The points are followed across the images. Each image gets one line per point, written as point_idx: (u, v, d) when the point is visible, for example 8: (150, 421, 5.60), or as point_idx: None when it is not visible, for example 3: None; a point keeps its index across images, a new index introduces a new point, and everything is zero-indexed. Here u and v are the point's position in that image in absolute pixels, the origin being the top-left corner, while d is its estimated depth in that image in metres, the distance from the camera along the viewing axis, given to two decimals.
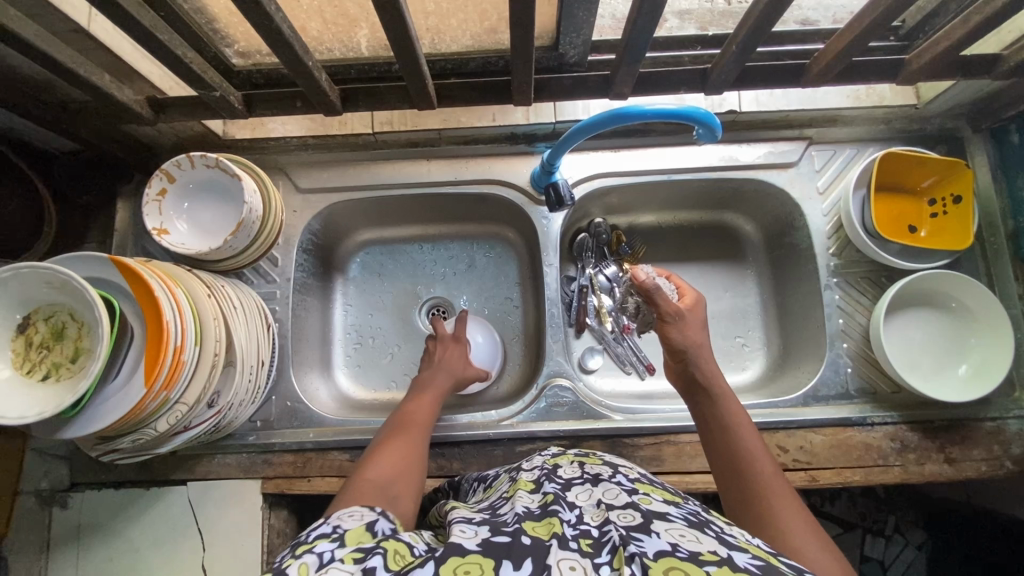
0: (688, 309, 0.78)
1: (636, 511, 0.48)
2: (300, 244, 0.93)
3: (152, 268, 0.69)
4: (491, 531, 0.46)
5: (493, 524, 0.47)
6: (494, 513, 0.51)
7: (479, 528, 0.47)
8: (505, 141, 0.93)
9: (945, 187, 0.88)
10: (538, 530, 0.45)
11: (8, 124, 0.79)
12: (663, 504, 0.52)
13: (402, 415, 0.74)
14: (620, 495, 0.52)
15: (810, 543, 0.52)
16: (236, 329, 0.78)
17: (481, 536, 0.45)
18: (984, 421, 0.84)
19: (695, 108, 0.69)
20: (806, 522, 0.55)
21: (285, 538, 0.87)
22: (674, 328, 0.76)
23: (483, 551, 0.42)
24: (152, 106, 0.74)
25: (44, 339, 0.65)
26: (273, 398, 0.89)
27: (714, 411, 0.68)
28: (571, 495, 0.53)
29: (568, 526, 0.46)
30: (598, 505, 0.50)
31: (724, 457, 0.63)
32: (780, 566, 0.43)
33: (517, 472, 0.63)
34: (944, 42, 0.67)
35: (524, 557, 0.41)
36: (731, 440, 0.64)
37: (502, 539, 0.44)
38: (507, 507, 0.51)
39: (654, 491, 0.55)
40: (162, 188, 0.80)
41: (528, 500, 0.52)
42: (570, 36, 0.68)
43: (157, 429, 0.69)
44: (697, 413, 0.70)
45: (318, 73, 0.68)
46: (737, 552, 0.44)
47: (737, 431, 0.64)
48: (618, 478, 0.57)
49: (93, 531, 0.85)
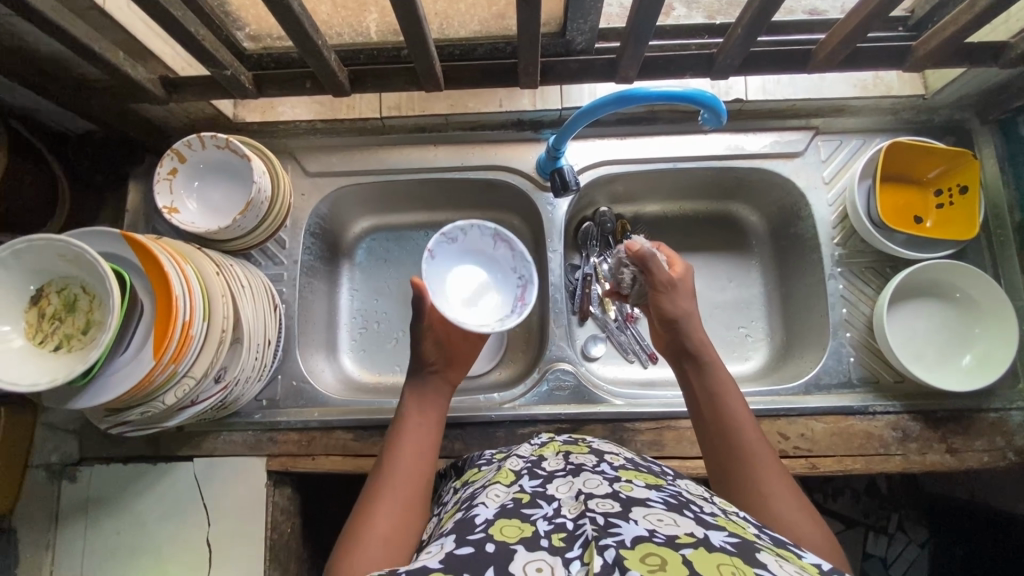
0: (680, 277, 0.75)
1: (615, 500, 0.49)
2: (308, 228, 0.95)
3: (162, 245, 0.71)
4: (456, 543, 0.46)
5: (461, 530, 0.48)
6: (468, 510, 0.52)
7: (448, 539, 0.48)
8: (511, 128, 0.94)
9: (950, 178, 0.88)
10: (507, 533, 0.47)
11: (24, 103, 0.80)
12: (645, 489, 0.53)
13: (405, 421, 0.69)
14: (601, 485, 0.53)
15: (795, 515, 0.55)
16: (245, 307, 0.79)
17: (446, 550, 0.45)
18: (987, 412, 0.84)
19: (700, 91, 0.69)
20: (797, 495, 0.57)
21: (288, 515, 0.88)
22: (667, 297, 0.72)
23: (446, 568, 0.43)
24: (165, 85, 0.75)
25: (56, 310, 0.66)
26: (279, 377, 0.90)
27: (705, 381, 0.67)
28: (551, 488, 0.54)
29: (544, 521, 0.48)
30: (577, 496, 0.51)
31: (714, 428, 0.64)
32: (754, 542, 0.45)
33: (501, 462, 0.65)
34: (950, 28, 0.67)
35: (487, 567, 0.43)
36: (723, 414, 0.64)
37: (465, 552, 0.44)
38: (480, 506, 0.52)
39: (637, 477, 0.56)
40: (172, 167, 0.82)
41: (503, 495, 0.54)
42: (577, 24, 0.69)
43: (165, 402, 0.70)
44: (685, 382, 0.70)
45: (327, 54, 0.69)
46: (713, 531, 0.46)
47: (727, 406, 0.65)
48: (602, 466, 0.58)
49: (101, 505, 0.86)
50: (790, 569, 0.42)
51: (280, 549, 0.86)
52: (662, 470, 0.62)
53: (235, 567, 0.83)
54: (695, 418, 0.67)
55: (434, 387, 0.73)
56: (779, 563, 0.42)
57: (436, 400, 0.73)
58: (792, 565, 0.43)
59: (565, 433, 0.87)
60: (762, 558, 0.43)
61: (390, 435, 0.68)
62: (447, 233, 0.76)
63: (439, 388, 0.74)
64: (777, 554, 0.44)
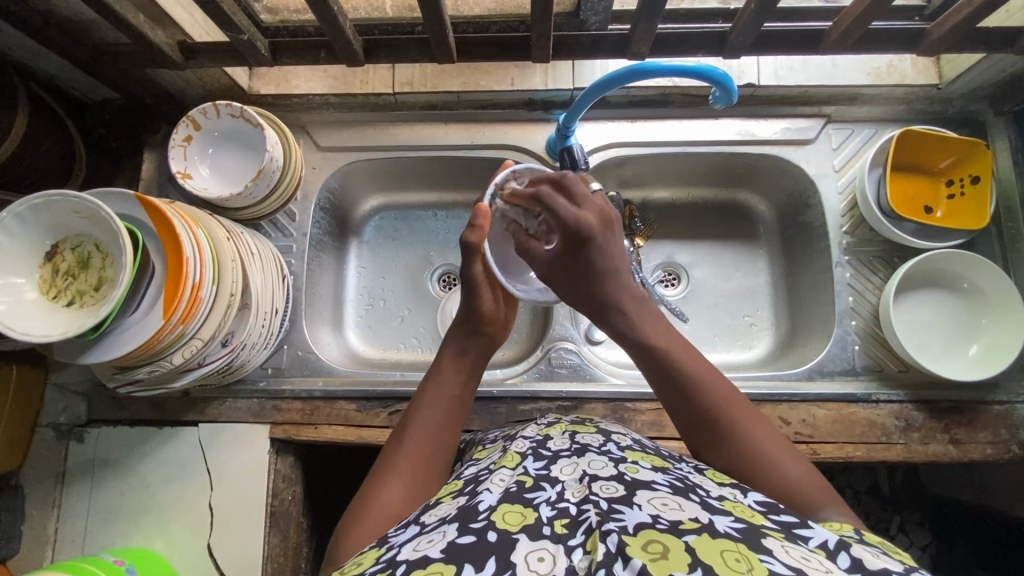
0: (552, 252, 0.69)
1: (620, 483, 0.49)
2: (318, 202, 0.96)
3: (176, 209, 0.71)
4: (458, 530, 0.46)
5: (463, 518, 0.47)
6: (472, 494, 0.51)
7: (450, 526, 0.47)
8: (522, 108, 0.95)
9: (961, 169, 0.88)
10: (509, 520, 0.46)
11: (45, 68, 0.82)
12: (651, 471, 0.53)
13: (427, 388, 0.68)
14: (606, 466, 0.52)
15: (819, 484, 0.56)
16: (254, 273, 0.80)
17: (447, 539, 0.45)
18: (992, 404, 0.83)
19: (714, 67, 0.71)
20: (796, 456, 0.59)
21: (289, 483, 0.89)
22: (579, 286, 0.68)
23: (446, 558, 0.43)
24: (182, 51, 0.77)
25: (70, 267, 0.67)
26: (285, 347, 0.92)
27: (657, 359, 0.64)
28: (554, 470, 0.53)
29: (547, 506, 0.48)
30: (582, 479, 0.51)
31: (694, 414, 0.61)
32: (760, 528, 0.45)
33: (508, 443, 0.63)
34: (966, 9, 0.67)
35: (488, 556, 0.42)
36: (701, 394, 0.61)
37: (467, 540, 0.44)
38: (485, 491, 0.51)
39: (643, 459, 0.56)
40: (187, 135, 0.83)
41: (507, 479, 0.52)
42: (591, 3, 0.70)
43: (172, 362, 0.71)
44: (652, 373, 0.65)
45: (343, 20, 0.70)
46: (719, 516, 0.46)
47: (713, 391, 0.61)
48: (608, 447, 0.57)
49: (105, 466, 0.88)
50: (796, 555, 0.42)
51: (280, 516, 0.86)
52: (662, 450, 0.62)
53: (235, 533, 0.84)
54: (669, 403, 0.63)
55: (476, 352, 0.72)
56: (784, 548, 0.42)
57: (471, 375, 0.71)
58: (797, 549, 0.43)
59: (566, 411, 0.87)
60: (768, 544, 0.42)
61: (414, 402, 0.67)
62: (517, 173, 0.75)
63: (479, 357, 0.72)
64: (783, 538, 0.44)
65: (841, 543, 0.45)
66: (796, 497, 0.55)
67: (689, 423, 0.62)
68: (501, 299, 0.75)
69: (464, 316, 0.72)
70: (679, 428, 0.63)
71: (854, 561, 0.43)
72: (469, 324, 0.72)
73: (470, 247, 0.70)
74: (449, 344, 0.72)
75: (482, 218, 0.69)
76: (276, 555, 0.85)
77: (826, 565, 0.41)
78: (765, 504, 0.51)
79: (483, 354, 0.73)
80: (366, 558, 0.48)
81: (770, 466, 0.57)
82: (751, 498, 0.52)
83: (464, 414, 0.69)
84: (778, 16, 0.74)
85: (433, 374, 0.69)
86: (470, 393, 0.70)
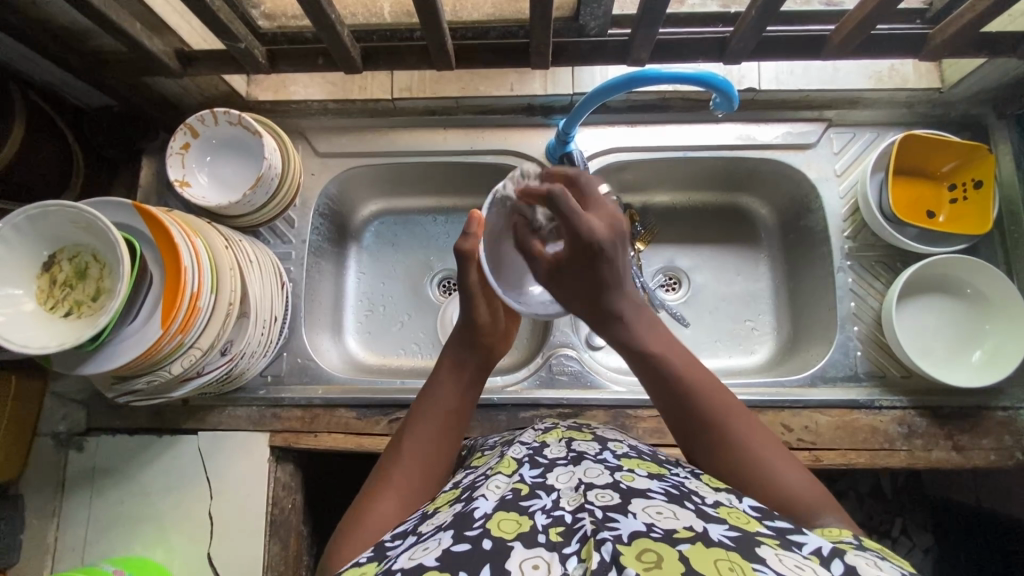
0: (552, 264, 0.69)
1: (615, 492, 0.49)
2: (317, 208, 0.95)
3: (174, 218, 0.71)
4: (453, 538, 0.45)
5: (459, 525, 0.47)
6: (467, 501, 0.51)
7: (445, 534, 0.46)
8: (522, 113, 0.94)
9: (964, 172, 0.87)
10: (504, 527, 0.46)
11: (42, 76, 0.81)
12: (647, 479, 0.52)
13: (424, 400, 0.68)
14: (602, 475, 0.52)
15: (807, 484, 0.56)
16: (252, 280, 0.79)
17: (443, 546, 0.45)
18: (995, 410, 0.83)
19: (714, 74, 0.71)
20: (785, 457, 0.58)
21: (290, 491, 0.89)
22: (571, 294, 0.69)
23: (441, 566, 0.42)
24: (180, 59, 0.77)
25: (68, 277, 0.67)
26: (284, 354, 0.91)
27: (653, 367, 0.64)
28: (551, 477, 0.52)
29: (542, 514, 0.47)
30: (577, 487, 0.50)
31: (684, 417, 0.61)
32: (755, 537, 0.44)
33: (506, 449, 0.63)
34: (967, 15, 0.67)
35: (483, 564, 0.42)
36: (690, 399, 0.61)
37: (462, 547, 0.44)
38: (480, 498, 0.50)
39: (639, 466, 0.55)
40: (185, 142, 0.83)
41: (503, 485, 0.52)
42: (591, 7, 0.70)
43: (171, 372, 0.70)
44: (643, 378, 0.65)
45: (341, 28, 0.69)
46: (714, 524, 0.45)
47: (701, 396, 0.61)
48: (604, 455, 0.57)
49: (106, 474, 0.87)
50: (790, 564, 0.41)
51: (281, 525, 0.86)
52: (659, 456, 0.62)
53: (236, 540, 0.84)
54: (661, 406, 0.64)
55: (474, 364, 0.71)
56: (778, 557, 0.42)
57: (469, 386, 0.70)
58: (791, 557, 0.42)
59: (567, 418, 0.86)
60: (761, 552, 0.42)
61: (412, 413, 0.67)
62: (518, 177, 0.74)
63: (477, 369, 0.72)
64: (777, 546, 0.44)
65: (834, 552, 0.45)
66: (787, 502, 0.55)
67: (681, 425, 0.62)
68: (501, 312, 0.76)
69: (461, 330, 0.72)
70: (671, 429, 0.63)
71: (847, 569, 0.43)
72: (467, 337, 0.72)
73: (465, 257, 0.72)
74: (445, 356, 0.72)
75: (476, 225, 0.72)
76: (276, 563, 0.84)
77: (819, 572, 0.41)
78: (760, 510, 0.50)
79: (479, 368, 0.72)
80: (361, 564, 0.48)
81: (762, 468, 0.57)
82: (747, 504, 0.51)
83: (462, 426, 0.68)
84: (779, 21, 0.74)
85: (431, 385, 0.69)
86: (469, 405, 0.69)
